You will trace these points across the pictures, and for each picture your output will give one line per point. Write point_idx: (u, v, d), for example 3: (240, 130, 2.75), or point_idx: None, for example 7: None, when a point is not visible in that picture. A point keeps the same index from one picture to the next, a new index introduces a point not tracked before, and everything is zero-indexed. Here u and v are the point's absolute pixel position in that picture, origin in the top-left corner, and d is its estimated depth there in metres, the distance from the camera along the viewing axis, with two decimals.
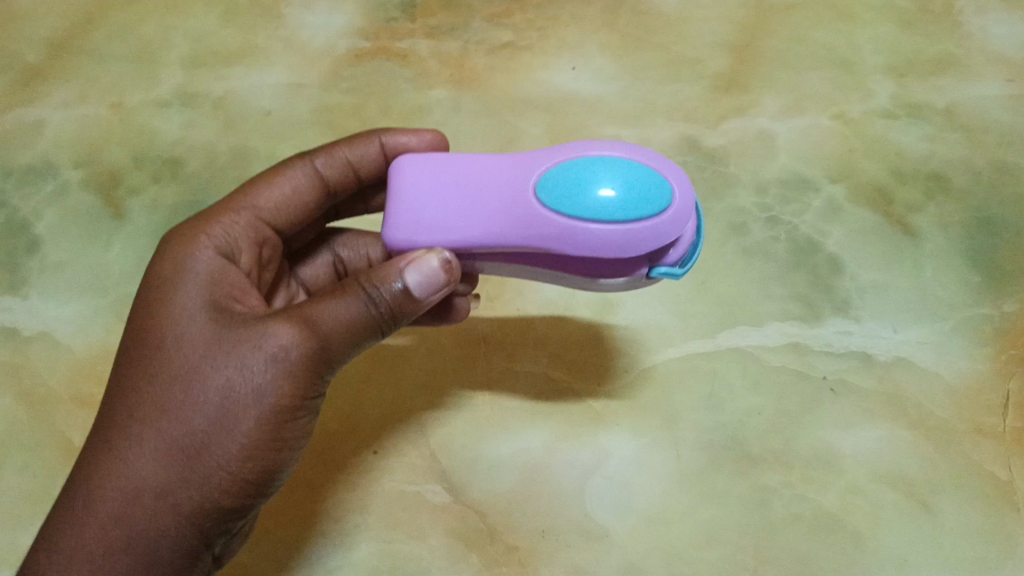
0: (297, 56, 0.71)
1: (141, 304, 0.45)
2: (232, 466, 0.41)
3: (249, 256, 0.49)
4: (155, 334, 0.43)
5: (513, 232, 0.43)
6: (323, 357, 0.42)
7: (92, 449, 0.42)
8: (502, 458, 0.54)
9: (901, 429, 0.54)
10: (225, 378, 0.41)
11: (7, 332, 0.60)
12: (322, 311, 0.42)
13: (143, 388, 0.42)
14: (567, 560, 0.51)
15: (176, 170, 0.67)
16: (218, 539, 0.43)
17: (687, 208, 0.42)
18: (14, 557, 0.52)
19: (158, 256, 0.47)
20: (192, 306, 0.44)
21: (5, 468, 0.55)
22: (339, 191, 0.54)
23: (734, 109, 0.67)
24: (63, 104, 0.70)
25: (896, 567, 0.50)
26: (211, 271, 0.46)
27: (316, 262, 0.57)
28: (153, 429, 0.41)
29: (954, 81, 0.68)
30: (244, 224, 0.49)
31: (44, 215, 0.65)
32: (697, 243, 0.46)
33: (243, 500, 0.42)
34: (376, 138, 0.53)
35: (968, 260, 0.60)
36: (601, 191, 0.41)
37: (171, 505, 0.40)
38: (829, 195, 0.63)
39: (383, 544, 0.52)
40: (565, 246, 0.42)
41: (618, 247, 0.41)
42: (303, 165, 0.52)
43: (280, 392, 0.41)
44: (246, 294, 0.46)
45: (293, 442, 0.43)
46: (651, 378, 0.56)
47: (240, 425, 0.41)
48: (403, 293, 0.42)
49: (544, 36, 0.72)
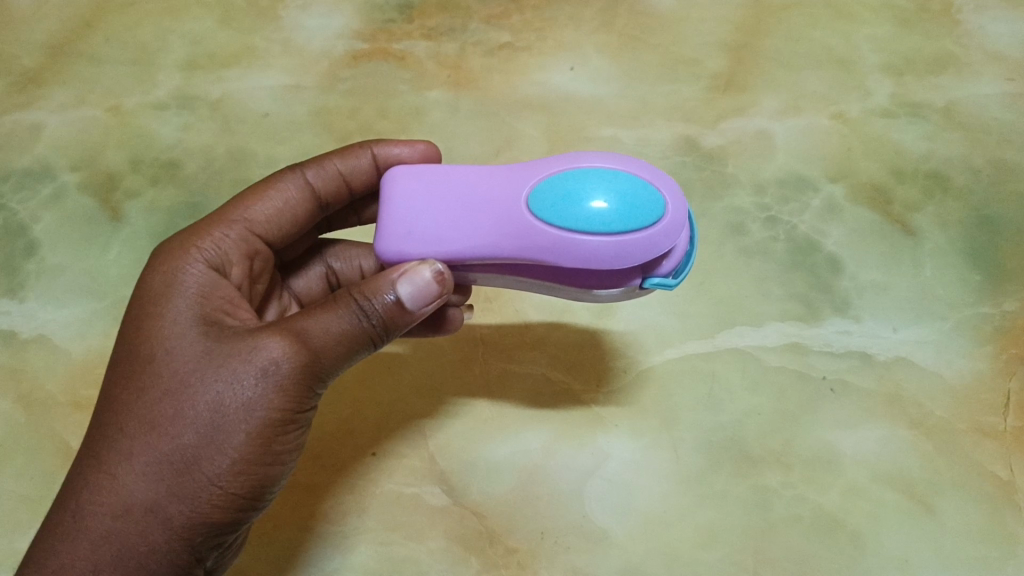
0: (295, 58, 0.71)
1: (130, 318, 0.45)
2: (223, 481, 0.40)
3: (240, 269, 0.49)
4: (144, 348, 0.43)
5: (506, 244, 0.43)
6: (315, 369, 0.42)
7: (81, 465, 0.41)
8: (500, 460, 0.54)
9: (901, 428, 0.54)
10: (215, 391, 0.41)
11: (4, 335, 0.60)
12: (313, 324, 0.42)
13: (133, 403, 0.41)
14: (567, 562, 0.51)
15: (174, 172, 0.67)
16: (209, 553, 0.42)
17: (680, 220, 0.42)
18: (12, 561, 0.52)
19: (148, 270, 0.47)
20: (182, 320, 0.43)
21: (3, 472, 0.55)
22: (331, 203, 0.53)
23: (733, 109, 0.66)
24: (61, 107, 0.70)
25: (897, 567, 0.50)
26: (201, 284, 0.45)
27: (308, 274, 0.57)
28: (143, 444, 0.40)
29: (953, 80, 0.68)
30: (236, 236, 0.49)
31: (42, 218, 0.65)
32: (690, 253, 0.46)
33: (234, 514, 0.41)
34: (368, 149, 0.53)
35: (968, 259, 0.60)
36: (594, 203, 0.41)
37: (162, 520, 0.40)
38: (828, 194, 0.62)
39: (382, 547, 0.52)
40: (558, 258, 0.42)
41: (611, 259, 0.41)
42: (294, 177, 0.52)
43: (271, 405, 0.41)
44: (237, 307, 0.46)
45: (285, 455, 0.43)
46: (650, 379, 0.56)
47: (231, 438, 0.40)
48: (395, 304, 0.42)
49: (542, 37, 0.71)
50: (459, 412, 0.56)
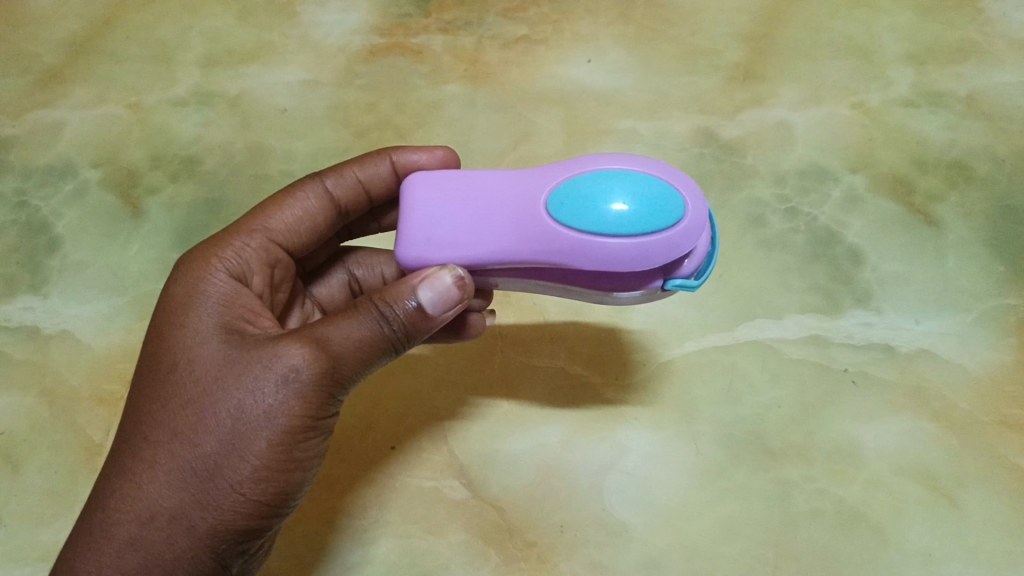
0: (313, 53, 0.71)
1: (154, 330, 0.45)
2: (246, 488, 0.40)
3: (261, 278, 0.49)
4: (168, 358, 0.43)
5: (526, 248, 0.43)
6: (336, 376, 0.42)
7: (108, 474, 0.42)
8: (519, 454, 0.54)
9: (924, 420, 0.53)
10: (237, 399, 0.41)
11: (28, 331, 0.61)
12: (334, 331, 0.42)
13: (157, 412, 0.42)
14: (588, 557, 0.51)
15: (194, 168, 0.67)
16: (236, 560, 0.42)
17: (701, 219, 0.42)
18: (38, 555, 0.53)
19: (171, 281, 0.47)
20: (205, 330, 0.43)
21: (27, 466, 0.56)
22: (350, 211, 0.53)
23: (752, 100, 0.66)
24: (82, 105, 0.70)
25: (920, 561, 0.50)
26: (223, 293, 0.46)
27: (330, 281, 0.57)
28: (167, 453, 0.41)
29: (975, 69, 0.67)
30: (256, 245, 0.49)
31: (64, 215, 0.66)
32: (712, 254, 0.45)
33: (258, 521, 0.41)
34: (387, 156, 0.53)
35: (991, 250, 0.59)
36: (615, 205, 0.41)
37: (186, 527, 0.40)
38: (849, 184, 0.62)
39: (402, 540, 0.52)
40: (579, 261, 0.42)
41: (631, 261, 0.41)
42: (313, 185, 0.52)
43: (293, 412, 0.41)
44: (259, 315, 0.46)
45: (307, 462, 0.43)
46: (670, 372, 0.56)
47: (253, 445, 0.40)
48: (416, 310, 0.42)
49: (559, 30, 0.71)
50: (480, 411, 0.56)
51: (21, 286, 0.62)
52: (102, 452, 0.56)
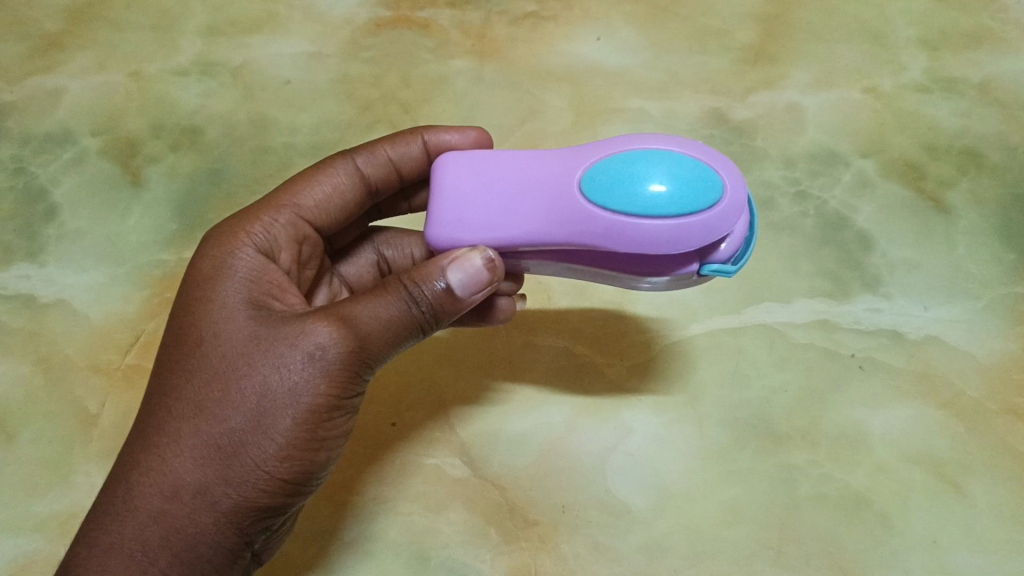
0: (318, 25, 0.70)
1: (180, 303, 0.44)
2: (269, 466, 0.40)
3: (288, 255, 0.48)
4: (194, 333, 0.42)
5: (559, 231, 0.42)
6: (363, 356, 0.41)
7: (131, 445, 0.41)
8: (521, 433, 0.54)
9: (932, 407, 0.53)
10: (262, 375, 0.40)
11: (24, 299, 0.60)
12: (362, 310, 0.41)
13: (182, 386, 0.41)
14: (589, 537, 0.50)
15: (195, 138, 0.66)
16: (257, 536, 0.42)
17: (739, 202, 0.41)
18: (30, 524, 0.52)
19: (199, 254, 0.46)
20: (232, 305, 0.43)
21: (22, 435, 0.55)
22: (380, 190, 0.52)
23: (762, 83, 0.65)
24: (82, 71, 0.69)
25: (925, 548, 0.49)
26: (250, 269, 0.45)
27: (358, 261, 0.56)
28: (191, 427, 0.40)
29: (989, 56, 0.66)
30: (284, 221, 0.48)
31: (62, 182, 0.65)
32: (750, 239, 0.44)
33: (281, 499, 0.41)
34: (419, 136, 0.52)
35: (1002, 237, 0.58)
36: (652, 186, 0.40)
37: (210, 503, 0.39)
38: (859, 169, 0.61)
39: (403, 518, 0.51)
40: (613, 243, 0.41)
41: (668, 243, 0.40)
42: (344, 163, 0.51)
43: (318, 390, 0.40)
44: (285, 292, 0.45)
45: (332, 441, 0.42)
46: (678, 353, 0.55)
47: (278, 423, 0.40)
48: (445, 292, 0.42)
49: (568, 7, 0.70)
50: (490, 394, 0.55)
51: (18, 253, 0.62)
52: (97, 422, 0.55)
